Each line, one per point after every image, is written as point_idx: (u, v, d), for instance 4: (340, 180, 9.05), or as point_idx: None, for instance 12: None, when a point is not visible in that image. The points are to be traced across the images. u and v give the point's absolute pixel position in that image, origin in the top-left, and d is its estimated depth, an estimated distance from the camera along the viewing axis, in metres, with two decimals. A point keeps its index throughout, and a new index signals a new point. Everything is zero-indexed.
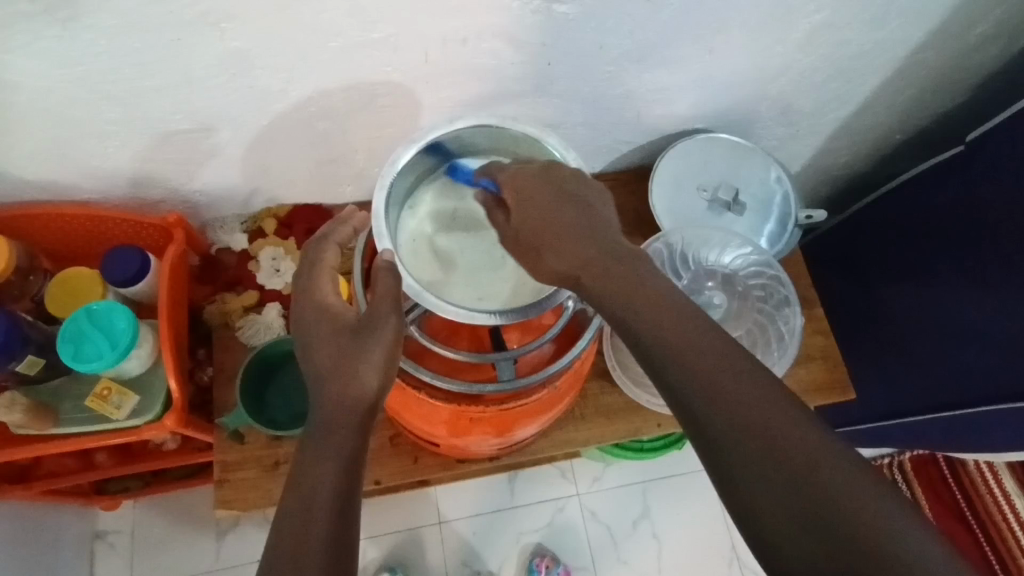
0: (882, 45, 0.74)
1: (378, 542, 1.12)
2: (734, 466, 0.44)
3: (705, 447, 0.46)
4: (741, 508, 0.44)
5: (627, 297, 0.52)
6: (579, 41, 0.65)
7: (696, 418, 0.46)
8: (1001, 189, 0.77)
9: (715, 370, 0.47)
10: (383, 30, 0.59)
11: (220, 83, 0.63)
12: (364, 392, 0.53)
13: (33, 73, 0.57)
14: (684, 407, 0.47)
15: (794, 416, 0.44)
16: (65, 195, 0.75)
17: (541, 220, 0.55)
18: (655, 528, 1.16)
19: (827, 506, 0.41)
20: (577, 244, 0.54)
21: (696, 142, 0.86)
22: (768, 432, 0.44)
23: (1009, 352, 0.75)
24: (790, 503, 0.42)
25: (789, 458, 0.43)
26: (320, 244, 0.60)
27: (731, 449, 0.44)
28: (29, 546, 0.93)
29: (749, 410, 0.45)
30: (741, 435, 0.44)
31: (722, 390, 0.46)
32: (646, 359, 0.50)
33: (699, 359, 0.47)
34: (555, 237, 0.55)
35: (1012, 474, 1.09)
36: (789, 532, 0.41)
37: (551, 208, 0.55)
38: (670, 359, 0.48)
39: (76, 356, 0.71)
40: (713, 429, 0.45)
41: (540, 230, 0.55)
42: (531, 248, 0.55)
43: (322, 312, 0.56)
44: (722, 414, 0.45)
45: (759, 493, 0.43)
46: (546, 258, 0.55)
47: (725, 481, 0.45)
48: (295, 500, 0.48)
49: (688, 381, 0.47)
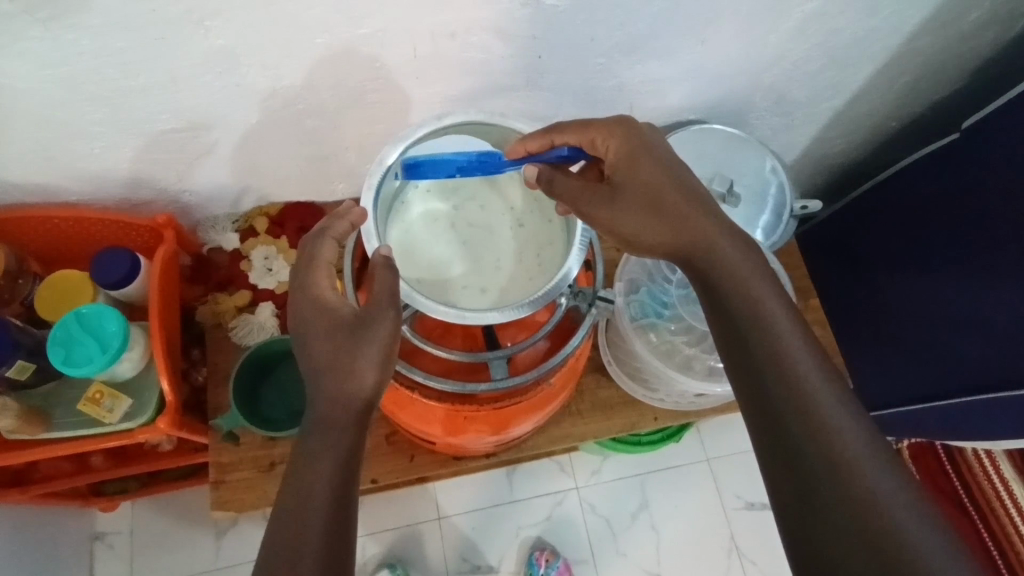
0: (876, 32, 0.74)
1: (377, 539, 1.12)
2: (800, 466, 0.46)
3: (772, 442, 0.48)
4: (790, 497, 0.46)
5: (730, 283, 0.52)
6: (570, 34, 0.65)
7: (773, 411, 0.48)
8: (996, 177, 0.76)
9: (808, 374, 0.48)
10: (369, 26, 0.58)
11: (206, 82, 0.62)
12: (362, 388, 0.50)
13: (15, 75, 0.56)
14: (759, 393, 0.49)
15: (865, 431, 0.46)
16: (53, 198, 0.75)
17: (645, 184, 0.55)
18: (654, 520, 1.16)
19: (882, 531, 0.42)
20: (690, 217, 0.54)
21: (690, 133, 0.84)
22: (840, 446, 0.45)
23: (1003, 339, 0.75)
24: (846, 518, 0.43)
25: (851, 463, 0.45)
26: (318, 239, 0.56)
27: (804, 453, 0.46)
28: (28, 549, 0.93)
29: (830, 419, 0.46)
30: (815, 440, 0.46)
31: (810, 392, 0.47)
32: (733, 344, 0.51)
33: (794, 358, 0.48)
34: (671, 202, 0.54)
35: (1009, 460, 1.08)
36: (835, 542, 0.43)
37: (660, 178, 0.55)
38: (755, 348, 0.49)
39: (66, 360, 0.71)
40: (787, 427, 0.47)
41: (655, 194, 0.55)
42: (631, 208, 0.55)
43: (317, 308, 0.53)
44: (801, 414, 0.47)
45: (819, 498, 0.45)
46: (659, 224, 0.54)
47: (784, 478, 0.46)
48: (290, 499, 0.48)
49: (774, 376, 0.48)
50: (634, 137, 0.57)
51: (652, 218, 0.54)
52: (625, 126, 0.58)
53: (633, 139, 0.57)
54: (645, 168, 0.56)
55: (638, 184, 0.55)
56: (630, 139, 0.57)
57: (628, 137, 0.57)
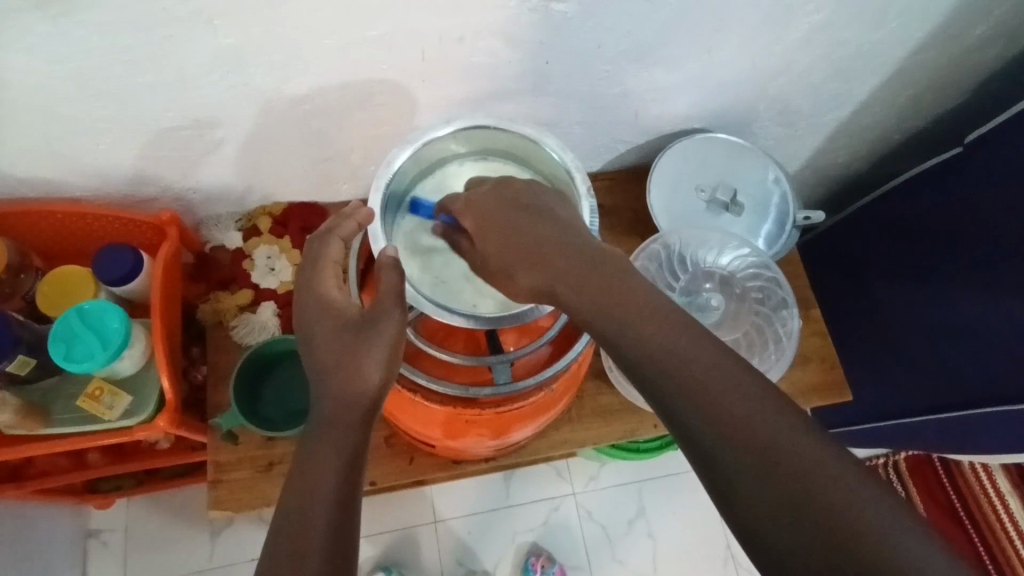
0: (881, 46, 0.74)
1: (374, 541, 1.12)
2: (725, 477, 0.42)
3: (696, 460, 0.43)
4: (737, 515, 0.41)
5: (621, 301, 0.49)
6: (577, 40, 0.65)
7: (686, 429, 0.44)
8: (1000, 191, 0.76)
9: (711, 378, 0.44)
10: (379, 28, 0.59)
11: (213, 80, 0.62)
12: (367, 387, 0.51)
13: (23, 70, 0.56)
14: (672, 413, 0.45)
15: (789, 417, 0.42)
16: (56, 193, 0.75)
17: (502, 236, 0.56)
18: (650, 527, 1.16)
19: (825, 514, 0.38)
20: (542, 254, 0.54)
21: (694, 142, 0.86)
22: (760, 438, 0.41)
23: (1004, 352, 0.75)
24: (786, 512, 0.39)
25: (780, 457, 0.41)
26: (324, 238, 0.58)
27: (729, 465, 0.41)
28: (21, 545, 0.93)
29: (741, 414, 0.42)
30: (732, 442, 0.42)
31: (718, 398, 0.43)
32: (630, 366, 0.48)
33: (692, 366, 0.45)
34: (523, 252, 0.54)
35: (1006, 474, 1.09)
36: (784, 543, 0.39)
37: (512, 222, 0.56)
38: (653, 365, 0.46)
39: (67, 356, 0.70)
40: (701, 440, 0.43)
41: (507, 249, 0.55)
42: (498, 268, 0.55)
43: (324, 306, 0.54)
44: (714, 426, 0.43)
45: (755, 500, 0.40)
46: (518, 276, 0.54)
47: (719, 493, 0.42)
48: (293, 499, 0.46)
49: (675, 388, 0.45)
50: (479, 207, 0.58)
51: (518, 266, 0.54)
52: (470, 202, 0.59)
53: (479, 205, 0.58)
54: (495, 222, 0.57)
55: (494, 241, 0.56)
56: (474, 211, 0.58)
57: (476, 205, 0.58)
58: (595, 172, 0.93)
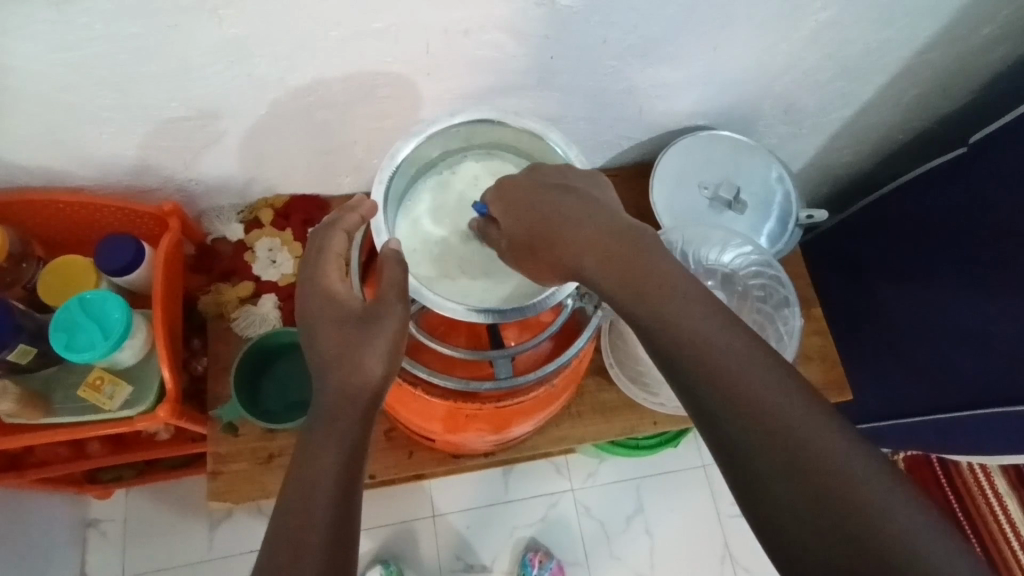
0: (888, 44, 0.74)
1: (372, 535, 1.12)
2: (747, 467, 0.42)
3: (718, 448, 0.44)
4: (756, 505, 0.41)
5: (648, 287, 0.49)
6: (582, 35, 0.65)
7: (709, 417, 0.44)
8: (1005, 191, 0.76)
9: (741, 369, 0.43)
10: (384, 20, 0.58)
11: (218, 71, 0.62)
12: (368, 381, 0.51)
13: (27, 57, 0.55)
14: (695, 400, 0.44)
15: (814, 411, 0.42)
16: (59, 182, 0.74)
17: (528, 216, 0.55)
18: (648, 524, 1.17)
19: (846, 510, 0.38)
20: (569, 232, 0.53)
21: (696, 139, 0.85)
22: (785, 430, 0.41)
23: (1006, 353, 0.75)
24: (804, 502, 0.39)
25: (805, 452, 0.40)
26: (327, 231, 0.57)
27: (754, 455, 0.41)
28: (20, 534, 0.93)
29: (767, 406, 0.42)
30: (754, 432, 0.42)
31: (746, 389, 0.43)
32: (656, 351, 0.47)
33: (720, 355, 0.44)
34: (555, 235, 0.53)
35: (1004, 475, 1.10)
36: (799, 532, 0.39)
37: (534, 201, 0.55)
38: (679, 352, 0.46)
39: (68, 345, 0.71)
40: (724, 429, 0.43)
41: (538, 232, 0.54)
42: (525, 247, 0.55)
43: (327, 299, 0.54)
44: (739, 416, 0.42)
45: (776, 491, 0.40)
46: (543, 259, 0.54)
47: (737, 481, 0.42)
48: (295, 492, 0.46)
49: (699, 375, 0.44)
50: (509, 188, 0.57)
51: (547, 247, 0.54)
52: (498, 185, 0.58)
53: (507, 186, 0.57)
54: (515, 202, 0.56)
55: (520, 220, 0.55)
56: (503, 193, 0.57)
57: (505, 189, 0.57)
58: (598, 168, 0.93)
